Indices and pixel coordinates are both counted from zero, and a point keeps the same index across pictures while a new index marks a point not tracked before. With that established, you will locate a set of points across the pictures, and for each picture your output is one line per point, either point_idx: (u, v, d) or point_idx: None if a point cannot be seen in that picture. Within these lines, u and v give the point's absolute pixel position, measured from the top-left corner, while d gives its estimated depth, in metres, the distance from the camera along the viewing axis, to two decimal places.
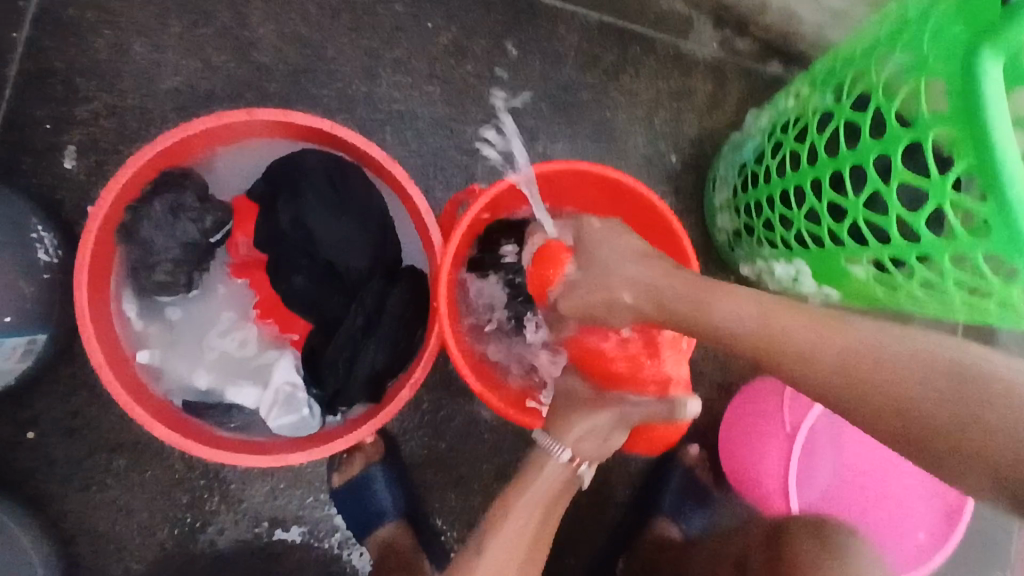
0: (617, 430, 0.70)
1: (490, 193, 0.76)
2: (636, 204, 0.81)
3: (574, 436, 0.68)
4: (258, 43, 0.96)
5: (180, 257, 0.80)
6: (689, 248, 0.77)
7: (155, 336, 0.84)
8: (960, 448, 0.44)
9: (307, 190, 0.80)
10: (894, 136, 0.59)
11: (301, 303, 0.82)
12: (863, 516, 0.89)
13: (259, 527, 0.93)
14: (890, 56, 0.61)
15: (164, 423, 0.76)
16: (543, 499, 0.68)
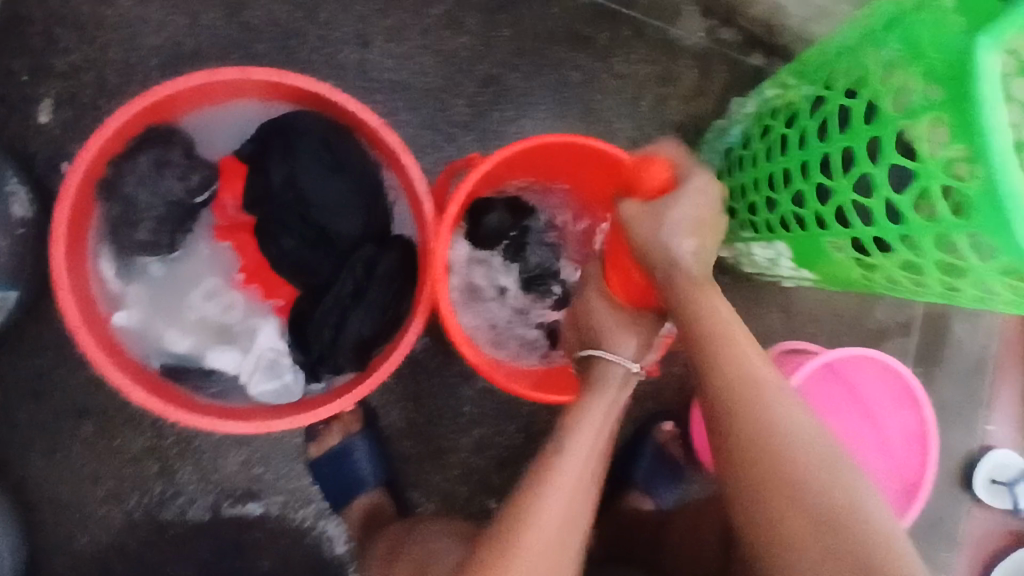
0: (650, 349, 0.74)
1: (490, 162, 0.77)
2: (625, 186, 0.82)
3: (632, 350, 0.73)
4: (246, 2, 0.94)
5: (163, 215, 0.80)
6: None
7: (132, 297, 0.82)
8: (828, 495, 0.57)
9: (299, 152, 0.80)
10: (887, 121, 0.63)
11: (289, 269, 0.82)
12: None
13: (232, 497, 0.92)
14: (882, 47, 0.65)
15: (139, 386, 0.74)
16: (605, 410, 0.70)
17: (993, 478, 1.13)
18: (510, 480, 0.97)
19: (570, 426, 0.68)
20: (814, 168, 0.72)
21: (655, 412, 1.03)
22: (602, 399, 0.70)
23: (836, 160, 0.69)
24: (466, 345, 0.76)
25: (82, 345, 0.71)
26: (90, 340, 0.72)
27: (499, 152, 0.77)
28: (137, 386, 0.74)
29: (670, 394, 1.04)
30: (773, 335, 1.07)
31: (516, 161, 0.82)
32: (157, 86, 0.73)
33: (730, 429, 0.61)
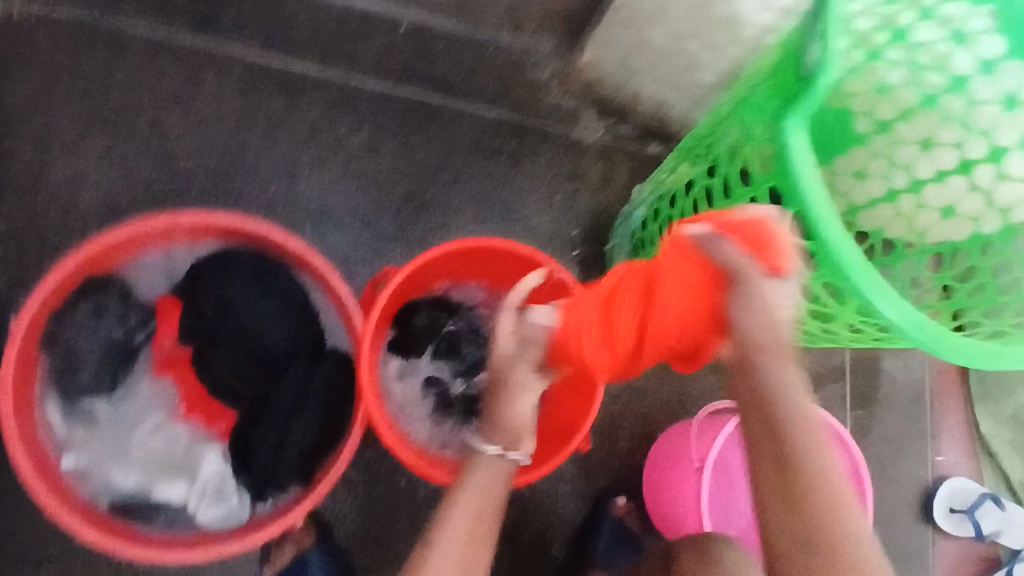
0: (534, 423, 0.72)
1: (406, 269, 0.82)
2: (539, 280, 0.88)
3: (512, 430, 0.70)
4: (178, 154, 1.03)
5: (103, 358, 0.85)
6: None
7: (80, 440, 0.85)
8: None
9: (229, 283, 0.85)
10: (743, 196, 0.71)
11: (228, 394, 0.86)
12: None
13: None
14: (730, 127, 0.75)
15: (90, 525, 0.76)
16: (489, 487, 0.68)
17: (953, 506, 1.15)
18: None
19: (446, 506, 0.66)
20: None
21: (608, 487, 1.06)
22: (485, 481, 0.68)
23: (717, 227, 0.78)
24: (398, 445, 0.79)
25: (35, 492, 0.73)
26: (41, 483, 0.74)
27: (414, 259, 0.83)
28: (89, 524, 0.76)
29: (619, 468, 1.07)
30: (713, 396, 1.12)
31: (437, 267, 0.87)
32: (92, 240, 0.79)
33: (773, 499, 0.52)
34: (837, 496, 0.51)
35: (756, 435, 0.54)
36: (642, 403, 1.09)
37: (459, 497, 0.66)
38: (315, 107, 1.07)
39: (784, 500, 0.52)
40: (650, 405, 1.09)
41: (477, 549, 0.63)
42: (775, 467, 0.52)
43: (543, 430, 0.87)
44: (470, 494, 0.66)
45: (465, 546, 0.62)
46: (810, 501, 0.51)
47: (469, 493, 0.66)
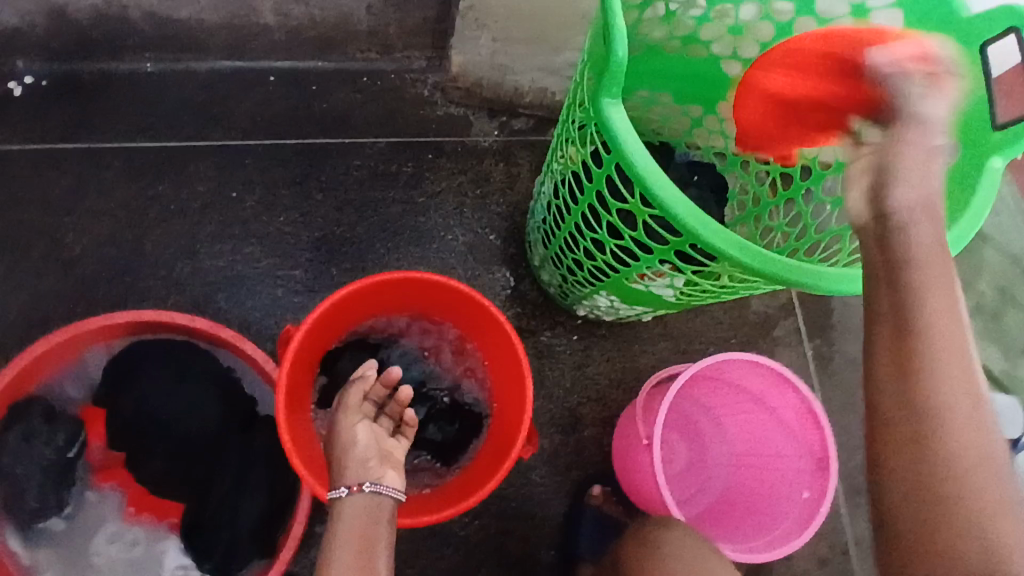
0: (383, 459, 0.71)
1: (308, 324, 0.79)
2: (447, 299, 0.86)
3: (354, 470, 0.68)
4: (80, 258, 1.02)
5: (43, 481, 0.84)
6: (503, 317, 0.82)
7: (41, 562, 0.84)
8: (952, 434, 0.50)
9: (144, 378, 0.85)
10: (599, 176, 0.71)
11: (170, 485, 0.85)
12: (761, 470, 0.94)
13: None
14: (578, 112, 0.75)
15: None
16: (362, 525, 0.65)
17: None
18: None
19: (327, 548, 0.64)
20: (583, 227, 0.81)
21: (583, 478, 1.05)
22: (359, 510, 0.65)
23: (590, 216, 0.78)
24: None
25: None
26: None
27: (314, 311, 0.80)
28: None
29: (589, 457, 1.06)
30: (666, 364, 1.11)
31: (344, 310, 0.85)
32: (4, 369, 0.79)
33: (890, 340, 0.52)
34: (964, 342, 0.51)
35: (877, 294, 0.53)
36: (597, 387, 1.09)
37: (332, 547, 0.63)
38: (206, 178, 1.07)
39: (899, 343, 0.51)
40: (605, 389, 1.09)
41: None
42: (897, 327, 0.52)
43: (486, 449, 0.88)
44: (343, 527, 0.64)
45: None
46: (931, 369, 0.50)
47: (343, 526, 0.64)
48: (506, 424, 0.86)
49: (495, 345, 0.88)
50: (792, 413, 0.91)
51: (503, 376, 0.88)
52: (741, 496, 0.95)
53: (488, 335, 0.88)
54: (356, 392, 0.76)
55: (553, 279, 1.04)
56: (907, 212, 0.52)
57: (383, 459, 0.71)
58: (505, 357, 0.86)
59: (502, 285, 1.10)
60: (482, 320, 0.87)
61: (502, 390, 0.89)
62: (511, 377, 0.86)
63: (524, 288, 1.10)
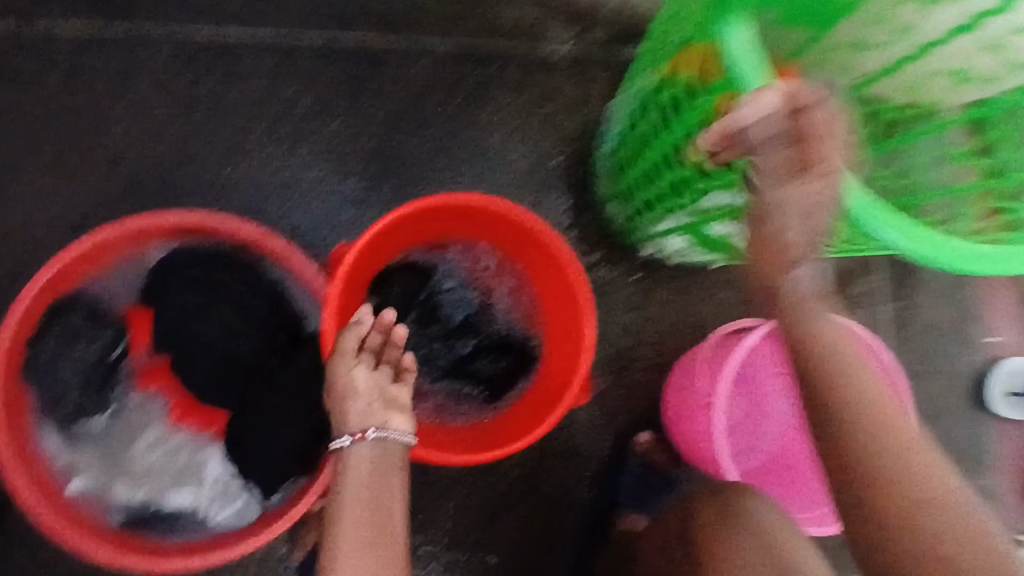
0: (388, 409, 0.67)
1: (359, 244, 0.74)
2: (509, 226, 0.81)
3: (354, 421, 0.66)
4: (127, 152, 0.98)
5: (86, 381, 0.85)
6: (568, 253, 0.77)
7: (84, 462, 0.85)
8: (870, 451, 0.60)
9: (186, 288, 0.83)
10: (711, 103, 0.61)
11: (215, 399, 0.84)
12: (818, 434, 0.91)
13: None
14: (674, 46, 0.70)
15: (110, 543, 0.77)
16: (370, 477, 0.64)
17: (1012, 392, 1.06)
18: (501, 529, 0.98)
19: (334, 500, 0.63)
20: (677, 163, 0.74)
21: (630, 423, 1.02)
22: (365, 460, 0.65)
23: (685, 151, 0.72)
24: None
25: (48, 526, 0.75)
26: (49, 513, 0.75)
27: (367, 229, 0.75)
28: (109, 543, 0.77)
29: (638, 402, 1.02)
30: (728, 312, 1.05)
31: (398, 231, 0.80)
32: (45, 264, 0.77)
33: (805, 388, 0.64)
34: (853, 363, 0.63)
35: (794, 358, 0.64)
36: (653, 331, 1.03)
37: (342, 496, 0.62)
38: (258, 75, 1.00)
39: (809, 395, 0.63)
40: (661, 333, 1.03)
41: (384, 532, 0.61)
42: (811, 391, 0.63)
43: (537, 389, 0.83)
44: (355, 478, 0.64)
45: (368, 536, 0.60)
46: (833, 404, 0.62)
47: (352, 478, 0.64)
48: (558, 365, 0.82)
49: (552, 281, 0.83)
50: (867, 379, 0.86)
51: (560, 315, 0.83)
52: (791, 455, 0.91)
53: (547, 270, 0.82)
54: (352, 338, 0.68)
55: (619, 212, 0.97)
56: (796, 286, 0.63)
57: (386, 403, 0.67)
58: (564, 296, 0.81)
59: (564, 214, 1.03)
60: (541, 253, 0.81)
61: (557, 329, 0.84)
62: (568, 316, 0.81)
63: (587, 220, 1.04)
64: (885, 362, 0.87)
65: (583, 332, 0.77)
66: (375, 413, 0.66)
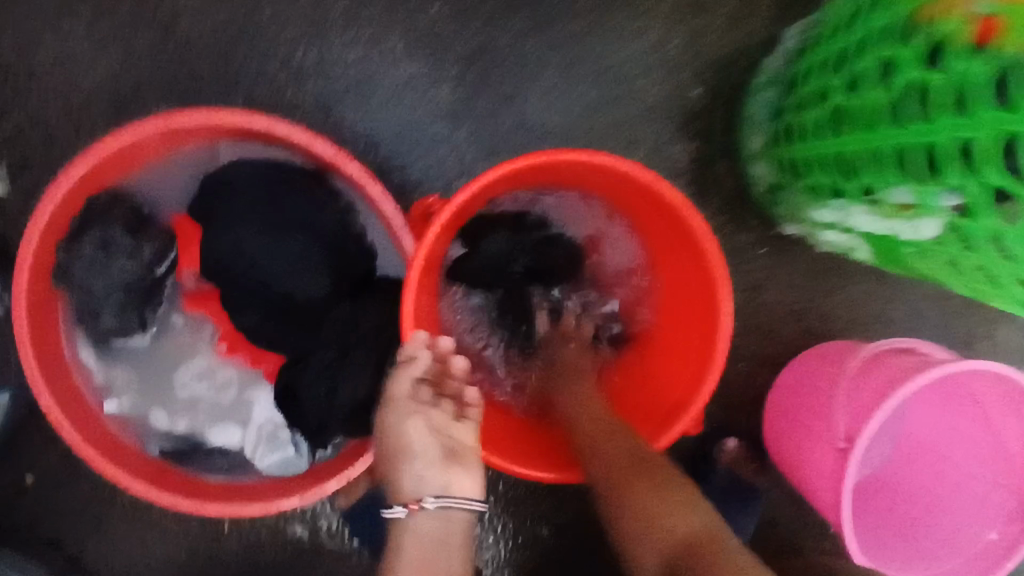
0: (450, 465, 0.61)
1: (455, 201, 0.59)
2: (646, 194, 0.65)
3: (409, 487, 0.60)
4: (185, 13, 0.80)
5: (123, 299, 0.72)
6: (715, 256, 0.62)
7: (121, 381, 0.76)
8: (654, 515, 0.59)
9: (241, 211, 0.69)
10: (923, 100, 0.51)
11: (270, 340, 0.73)
12: (937, 482, 0.74)
13: (282, 544, 0.88)
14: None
15: (146, 479, 0.70)
16: (430, 548, 0.58)
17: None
18: (558, 504, 0.89)
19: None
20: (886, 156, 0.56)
21: (722, 418, 0.90)
22: (423, 531, 0.59)
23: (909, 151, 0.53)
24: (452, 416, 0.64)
25: (88, 458, 0.67)
26: (80, 439, 0.67)
27: (470, 181, 0.59)
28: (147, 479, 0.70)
29: (736, 392, 0.89)
30: (864, 305, 0.88)
31: (510, 183, 0.65)
32: (81, 156, 0.65)
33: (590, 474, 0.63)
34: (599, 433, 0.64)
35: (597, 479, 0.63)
36: (768, 315, 0.88)
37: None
38: None
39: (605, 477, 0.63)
40: (778, 319, 0.88)
41: None
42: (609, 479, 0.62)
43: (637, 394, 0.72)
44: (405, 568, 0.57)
45: None
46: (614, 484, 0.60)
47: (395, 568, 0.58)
48: (667, 369, 0.71)
49: (686, 274, 0.68)
50: (1020, 441, 0.69)
51: (682, 312, 0.70)
52: (897, 497, 0.76)
53: (683, 257, 0.68)
54: (404, 382, 0.61)
55: (765, 179, 0.80)
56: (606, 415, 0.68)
57: (448, 459, 0.61)
58: (696, 294, 0.67)
59: (691, 163, 0.85)
60: (679, 237, 0.67)
61: (676, 326, 0.71)
62: (694, 320, 0.68)
63: (719, 173, 0.86)
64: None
65: (709, 349, 0.64)
66: (435, 472, 0.60)
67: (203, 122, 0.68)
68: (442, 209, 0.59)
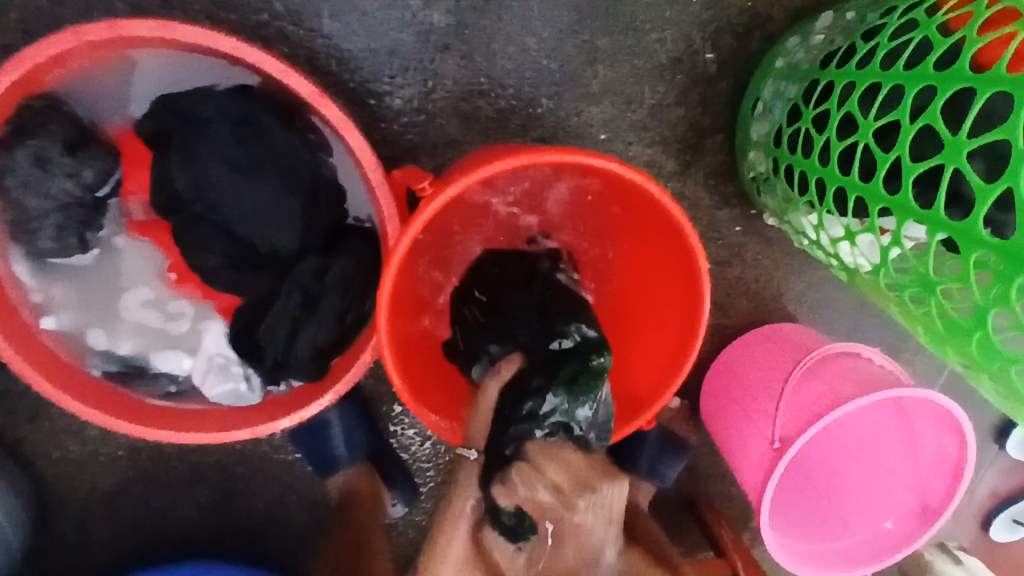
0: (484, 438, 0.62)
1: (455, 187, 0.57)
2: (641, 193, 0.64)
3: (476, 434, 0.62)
4: None
5: (62, 220, 0.66)
6: (705, 281, 0.61)
7: (59, 297, 0.71)
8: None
9: (206, 146, 0.64)
10: (859, 147, 0.56)
11: (226, 281, 0.69)
12: (860, 472, 0.84)
13: (226, 450, 0.89)
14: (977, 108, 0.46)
15: (93, 404, 0.67)
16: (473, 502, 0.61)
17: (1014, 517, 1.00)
18: None
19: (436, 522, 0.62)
20: (849, 201, 0.57)
21: None
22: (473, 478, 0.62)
23: (871, 209, 0.55)
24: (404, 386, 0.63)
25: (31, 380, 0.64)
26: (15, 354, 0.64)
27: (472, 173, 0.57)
28: (93, 404, 0.67)
29: None
30: (826, 294, 0.90)
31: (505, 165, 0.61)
32: (12, 60, 0.56)
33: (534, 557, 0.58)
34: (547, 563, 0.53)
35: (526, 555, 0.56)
36: (732, 292, 0.89)
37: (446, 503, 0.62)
38: None
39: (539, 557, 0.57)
40: (742, 297, 0.89)
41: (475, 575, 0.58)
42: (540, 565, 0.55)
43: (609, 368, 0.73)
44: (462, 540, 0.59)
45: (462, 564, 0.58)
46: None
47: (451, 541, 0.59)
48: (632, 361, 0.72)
49: (669, 270, 0.68)
50: (936, 451, 0.76)
51: (659, 310, 0.70)
52: (822, 480, 0.86)
53: (672, 262, 0.67)
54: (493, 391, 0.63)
55: (760, 167, 0.76)
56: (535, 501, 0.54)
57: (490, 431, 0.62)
58: (679, 306, 0.67)
59: (688, 131, 0.81)
60: (673, 244, 0.65)
61: (648, 321, 0.72)
62: (671, 328, 0.68)
63: (713, 146, 0.82)
64: (952, 451, 0.75)
65: (678, 365, 0.65)
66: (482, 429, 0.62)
67: (157, 34, 0.59)
68: (432, 199, 0.58)
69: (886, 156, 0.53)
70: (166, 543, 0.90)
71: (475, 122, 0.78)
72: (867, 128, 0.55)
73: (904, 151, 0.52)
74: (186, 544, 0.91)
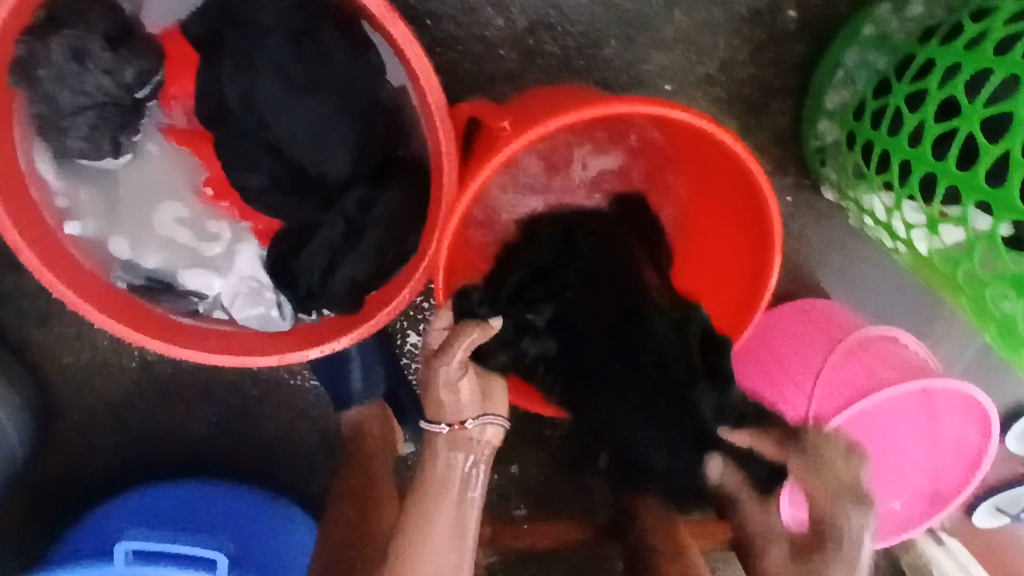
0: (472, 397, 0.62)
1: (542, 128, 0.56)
2: (711, 147, 0.64)
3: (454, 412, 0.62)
4: None
5: (96, 120, 0.63)
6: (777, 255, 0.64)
7: (85, 202, 0.67)
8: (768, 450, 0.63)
9: (261, 57, 0.60)
10: (959, 133, 0.54)
11: (266, 205, 0.65)
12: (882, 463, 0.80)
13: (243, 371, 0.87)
14: None
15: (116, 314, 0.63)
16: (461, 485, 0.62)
17: (998, 506, 0.89)
18: None
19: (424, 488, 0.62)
20: (939, 189, 0.56)
21: None
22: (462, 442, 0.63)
23: (967, 201, 0.54)
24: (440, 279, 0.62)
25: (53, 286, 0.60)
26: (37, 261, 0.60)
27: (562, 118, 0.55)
28: (115, 315, 0.63)
29: None
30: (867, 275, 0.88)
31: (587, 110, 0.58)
32: None
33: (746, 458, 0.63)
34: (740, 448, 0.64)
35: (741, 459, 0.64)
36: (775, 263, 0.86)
37: (437, 490, 0.61)
38: None
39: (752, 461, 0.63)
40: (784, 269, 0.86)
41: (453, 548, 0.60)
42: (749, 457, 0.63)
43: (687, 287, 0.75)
44: (450, 487, 0.61)
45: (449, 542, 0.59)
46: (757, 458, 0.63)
47: (432, 493, 0.61)
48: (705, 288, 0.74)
49: (742, 217, 0.68)
50: (956, 439, 0.78)
51: (732, 250, 0.72)
52: None
53: (739, 208, 0.68)
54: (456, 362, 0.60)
55: (829, 138, 0.73)
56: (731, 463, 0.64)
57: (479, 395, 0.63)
58: (750, 245, 0.69)
59: (756, 91, 0.77)
60: (747, 212, 0.67)
61: (720, 261, 0.74)
62: (744, 263, 0.70)
63: (780, 109, 0.78)
64: (972, 439, 0.78)
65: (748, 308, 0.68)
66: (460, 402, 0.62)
67: None
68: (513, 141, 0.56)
69: (993, 149, 0.52)
70: (174, 461, 0.89)
71: (536, 59, 0.73)
72: (976, 116, 0.53)
73: (1014, 145, 0.51)
74: (195, 462, 0.90)
